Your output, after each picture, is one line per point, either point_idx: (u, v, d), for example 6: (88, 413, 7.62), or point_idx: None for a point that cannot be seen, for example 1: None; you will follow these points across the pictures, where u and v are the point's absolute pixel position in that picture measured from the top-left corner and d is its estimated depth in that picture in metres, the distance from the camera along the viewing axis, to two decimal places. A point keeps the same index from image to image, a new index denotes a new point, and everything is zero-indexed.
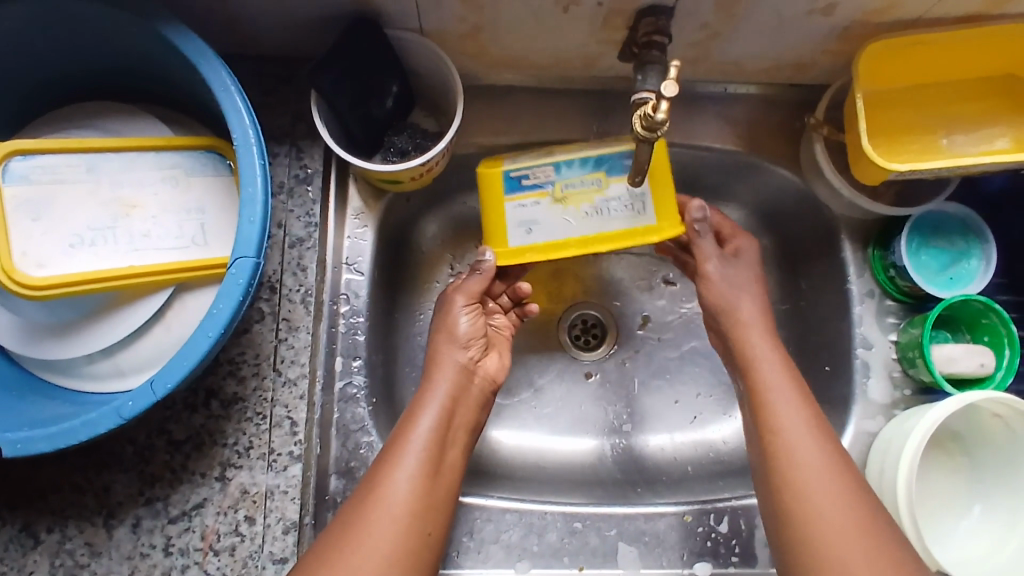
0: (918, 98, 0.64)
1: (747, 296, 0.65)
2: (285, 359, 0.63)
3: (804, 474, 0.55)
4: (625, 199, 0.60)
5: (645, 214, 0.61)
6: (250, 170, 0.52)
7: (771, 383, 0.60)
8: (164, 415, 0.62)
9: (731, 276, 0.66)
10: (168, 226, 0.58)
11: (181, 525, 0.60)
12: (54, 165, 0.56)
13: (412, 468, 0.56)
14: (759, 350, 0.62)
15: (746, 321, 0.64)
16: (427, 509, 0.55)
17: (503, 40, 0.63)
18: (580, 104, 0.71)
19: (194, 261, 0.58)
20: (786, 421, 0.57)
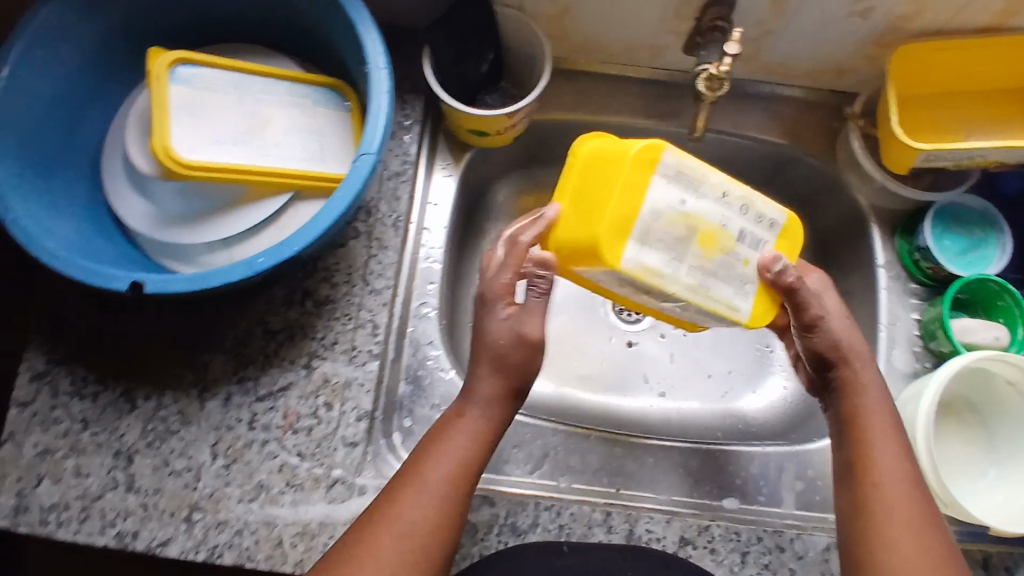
0: (942, 101, 0.74)
1: (849, 337, 0.63)
2: (373, 272, 0.71)
3: (897, 531, 0.54)
4: (740, 276, 0.57)
5: (743, 305, 0.58)
6: (380, 89, 0.62)
7: (880, 418, 0.60)
8: (264, 307, 0.69)
9: (834, 306, 0.64)
10: (294, 140, 0.67)
11: (267, 404, 0.67)
12: (209, 76, 0.66)
13: (438, 481, 0.56)
14: (863, 378, 0.62)
15: (854, 349, 0.63)
16: (450, 516, 0.56)
17: (587, 23, 0.75)
18: (645, 90, 0.81)
19: (311, 171, 0.67)
20: (881, 452, 0.58)
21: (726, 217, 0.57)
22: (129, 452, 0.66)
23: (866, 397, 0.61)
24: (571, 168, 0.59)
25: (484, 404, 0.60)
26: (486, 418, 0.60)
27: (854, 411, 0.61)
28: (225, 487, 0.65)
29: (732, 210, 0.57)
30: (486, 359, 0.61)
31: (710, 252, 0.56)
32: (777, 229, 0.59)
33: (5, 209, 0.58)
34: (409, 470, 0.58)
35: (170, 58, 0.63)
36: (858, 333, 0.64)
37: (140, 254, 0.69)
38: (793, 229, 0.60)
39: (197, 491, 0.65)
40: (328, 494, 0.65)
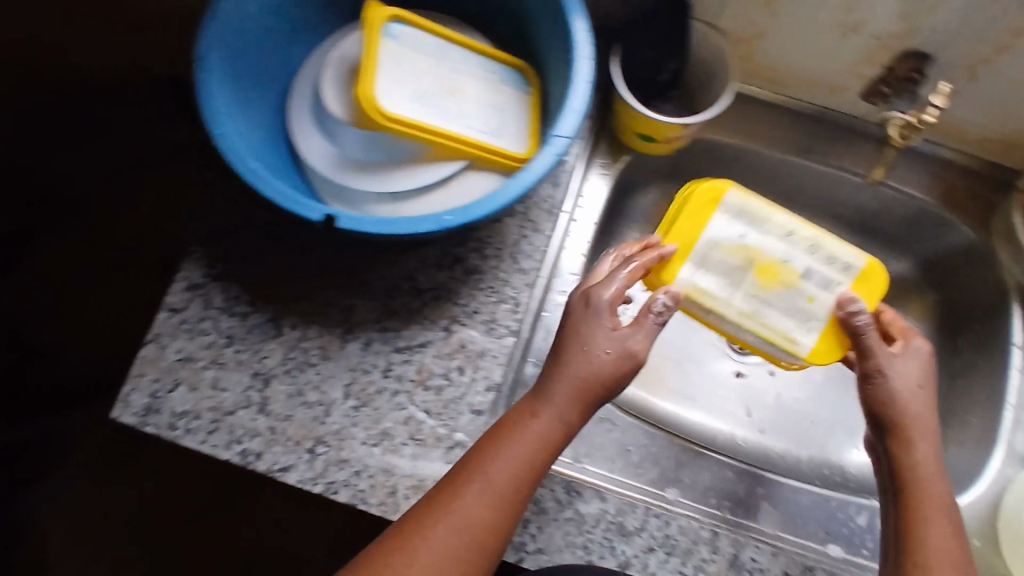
0: None
1: (925, 405, 0.60)
2: (523, 252, 0.73)
3: None
4: (802, 311, 0.65)
5: (803, 340, 0.65)
6: (584, 73, 0.62)
7: (940, 492, 0.58)
8: (415, 265, 0.71)
9: (906, 371, 0.61)
10: (479, 112, 0.70)
11: (404, 356, 0.69)
12: (417, 36, 0.68)
13: (496, 490, 0.55)
14: (925, 446, 0.59)
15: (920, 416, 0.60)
16: (500, 523, 0.55)
17: (773, 52, 0.75)
18: (809, 127, 0.82)
19: (490, 143, 0.68)
20: (934, 530, 0.56)
21: (789, 253, 0.66)
22: (267, 375, 0.68)
23: (917, 469, 0.59)
24: (686, 203, 0.66)
25: (557, 413, 0.57)
26: (556, 427, 0.57)
27: (910, 484, 0.58)
28: (352, 427, 0.67)
29: (796, 249, 0.66)
30: (574, 367, 0.58)
31: (768, 282, 0.66)
32: (852, 273, 0.65)
33: (216, 123, 0.60)
34: (464, 469, 0.56)
35: (387, 14, 0.66)
36: (928, 396, 0.60)
37: (310, 191, 0.72)
38: (878, 279, 0.66)
39: (324, 425, 0.67)
40: (447, 454, 0.67)
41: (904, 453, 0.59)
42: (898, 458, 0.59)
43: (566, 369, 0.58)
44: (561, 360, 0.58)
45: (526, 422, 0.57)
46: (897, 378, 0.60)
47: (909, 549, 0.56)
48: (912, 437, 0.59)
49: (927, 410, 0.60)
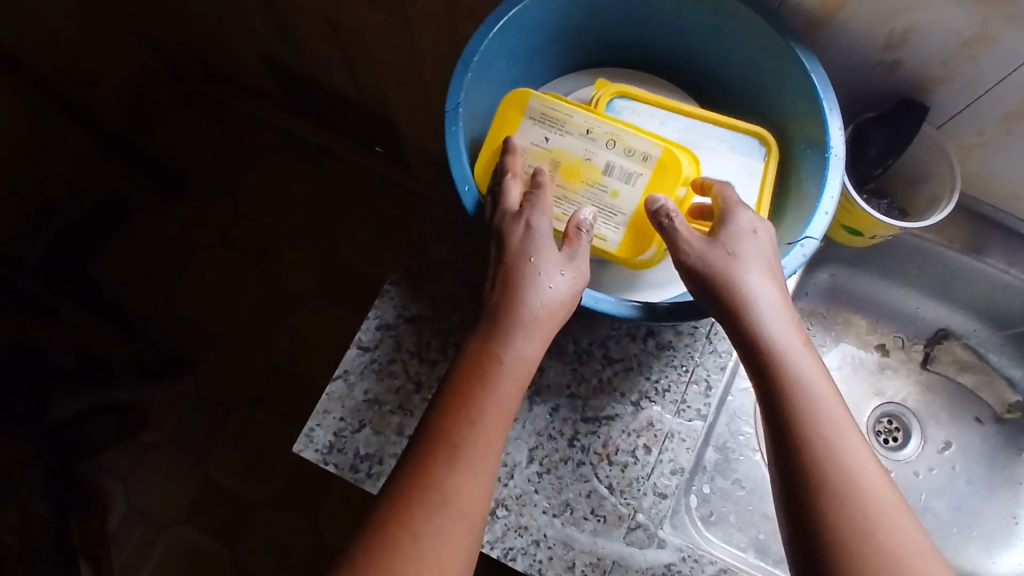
0: None
1: (778, 332, 0.53)
2: (718, 333, 0.70)
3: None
4: (607, 208, 0.63)
5: (607, 236, 0.63)
6: (833, 176, 0.61)
7: (854, 456, 0.49)
8: (609, 332, 0.70)
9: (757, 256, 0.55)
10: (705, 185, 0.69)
11: (590, 427, 0.67)
12: (640, 110, 0.70)
13: (476, 477, 0.51)
14: (821, 387, 0.51)
15: (773, 308, 0.53)
16: (474, 512, 0.50)
17: (993, 161, 0.73)
18: (1002, 237, 0.80)
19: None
20: (900, 533, 0.47)
21: (592, 152, 0.64)
22: None
23: (827, 442, 0.49)
24: (502, 110, 0.65)
25: (519, 376, 0.54)
26: (514, 392, 0.53)
27: (808, 438, 0.49)
28: (533, 493, 0.65)
29: (595, 145, 0.64)
30: (522, 301, 0.54)
31: (570, 185, 0.64)
32: (649, 162, 0.63)
33: (463, 181, 0.60)
34: (449, 458, 0.51)
35: (610, 92, 0.70)
36: (791, 321, 0.54)
37: None
38: (675, 175, 0.63)
39: (506, 489, 0.65)
40: (627, 535, 0.65)
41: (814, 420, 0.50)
42: (811, 421, 0.50)
43: (539, 319, 0.55)
44: (511, 296, 0.55)
45: (490, 380, 0.53)
46: (727, 269, 0.54)
47: (838, 487, 0.48)
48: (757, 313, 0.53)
49: (795, 340, 0.53)
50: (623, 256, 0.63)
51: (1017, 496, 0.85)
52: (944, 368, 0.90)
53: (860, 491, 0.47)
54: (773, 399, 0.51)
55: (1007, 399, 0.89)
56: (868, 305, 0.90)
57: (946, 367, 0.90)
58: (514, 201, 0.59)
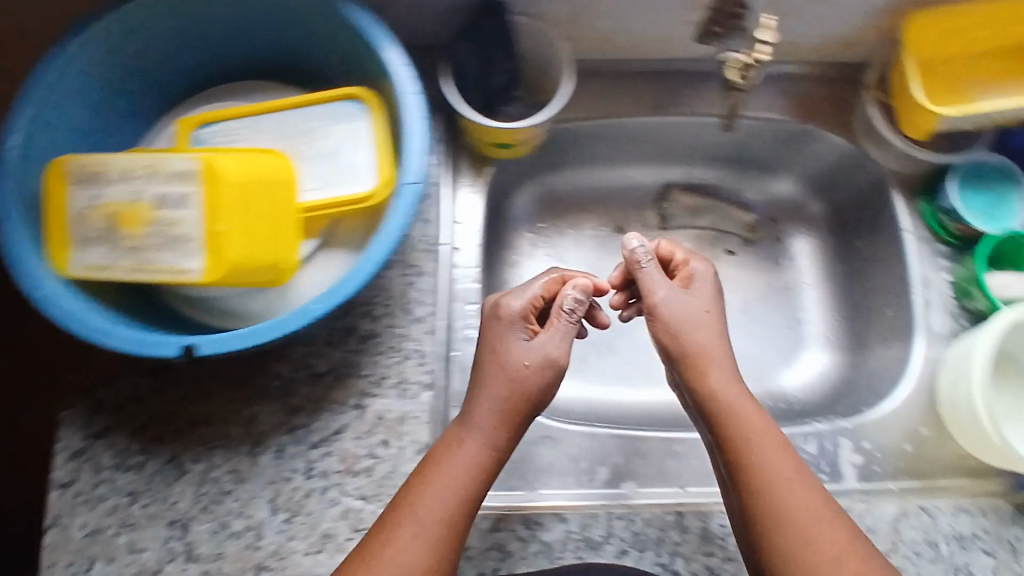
0: (958, 66, 0.72)
1: (718, 376, 0.62)
2: (412, 300, 0.68)
3: (800, 527, 0.55)
4: (175, 238, 0.56)
5: (188, 265, 0.56)
6: (413, 111, 0.58)
7: (783, 474, 0.57)
8: (305, 350, 0.67)
9: (676, 307, 0.64)
10: (315, 171, 0.62)
11: (321, 450, 0.65)
12: (227, 128, 0.63)
13: (438, 518, 0.55)
14: (739, 402, 0.61)
15: (706, 349, 0.63)
16: (450, 545, 0.55)
17: (598, 21, 0.72)
18: (657, 85, 0.80)
19: (334, 200, 0.61)
20: (793, 499, 0.56)
21: (140, 190, 0.56)
22: (185, 519, 0.63)
23: (776, 472, 0.57)
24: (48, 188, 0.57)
25: (480, 441, 0.59)
26: (483, 453, 0.58)
27: (749, 466, 0.58)
28: (290, 541, 0.63)
29: (140, 182, 0.56)
30: (496, 389, 0.60)
31: (133, 230, 0.56)
32: (193, 177, 0.56)
33: (34, 285, 0.54)
34: (397, 514, 0.56)
35: (189, 126, 0.63)
36: (714, 330, 0.64)
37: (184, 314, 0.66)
38: (225, 180, 0.56)
39: (261, 549, 0.62)
40: None
41: (756, 446, 0.59)
42: (739, 450, 0.59)
43: (489, 396, 0.60)
44: (475, 396, 0.60)
45: (441, 459, 0.58)
46: (681, 326, 0.63)
47: (767, 468, 0.57)
48: (701, 366, 0.62)
49: (726, 385, 0.62)
50: (213, 279, 0.56)
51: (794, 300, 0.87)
52: (684, 223, 0.90)
53: (767, 482, 0.57)
54: (705, 413, 0.62)
55: (745, 221, 0.90)
56: (585, 197, 0.90)
57: (683, 218, 0.90)
58: (512, 326, 0.62)
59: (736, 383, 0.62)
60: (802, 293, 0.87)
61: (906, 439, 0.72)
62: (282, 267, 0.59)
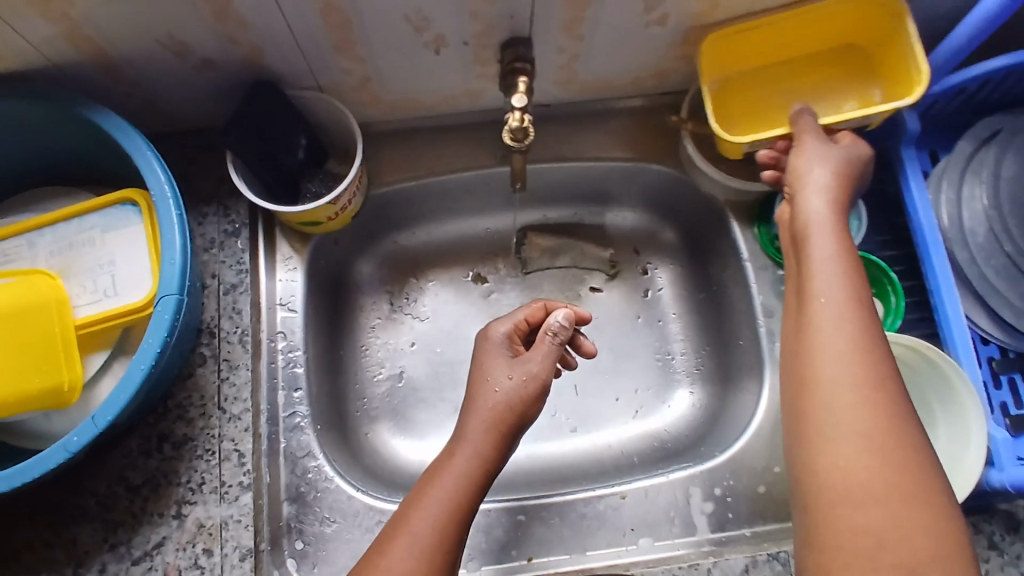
0: (762, 78, 0.71)
1: (818, 195, 0.60)
2: (228, 397, 0.67)
3: (830, 442, 0.50)
4: None
5: None
6: (168, 218, 0.58)
7: (826, 342, 0.53)
8: (122, 462, 0.65)
9: (818, 156, 0.61)
10: (85, 283, 0.62)
11: (144, 566, 0.63)
12: (5, 248, 0.63)
13: (427, 532, 0.56)
14: (822, 242, 0.57)
15: (814, 220, 0.59)
16: (442, 553, 0.56)
17: (391, 87, 0.70)
18: (480, 136, 0.78)
19: (111, 310, 0.60)
20: (832, 375, 0.52)
21: None
22: None
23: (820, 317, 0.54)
24: None
25: (468, 465, 0.60)
26: (474, 455, 0.61)
27: (809, 377, 0.53)
28: None
29: None
30: (479, 420, 0.63)
31: None
32: None
33: None
34: (374, 551, 0.56)
35: None
36: (840, 203, 0.60)
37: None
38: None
39: None
40: None
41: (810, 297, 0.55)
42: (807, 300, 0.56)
43: (478, 418, 0.63)
44: (467, 422, 0.63)
45: (435, 479, 0.60)
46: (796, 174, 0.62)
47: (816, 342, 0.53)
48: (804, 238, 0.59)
49: (818, 216, 0.59)
50: None
51: (664, 334, 0.85)
52: (543, 267, 0.88)
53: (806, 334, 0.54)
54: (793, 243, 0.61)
55: (608, 257, 0.87)
56: (440, 253, 0.88)
57: (541, 258, 0.88)
58: (493, 351, 0.67)
59: (833, 207, 0.60)
60: (670, 325, 0.86)
61: (759, 480, 0.68)
62: (65, 386, 0.57)
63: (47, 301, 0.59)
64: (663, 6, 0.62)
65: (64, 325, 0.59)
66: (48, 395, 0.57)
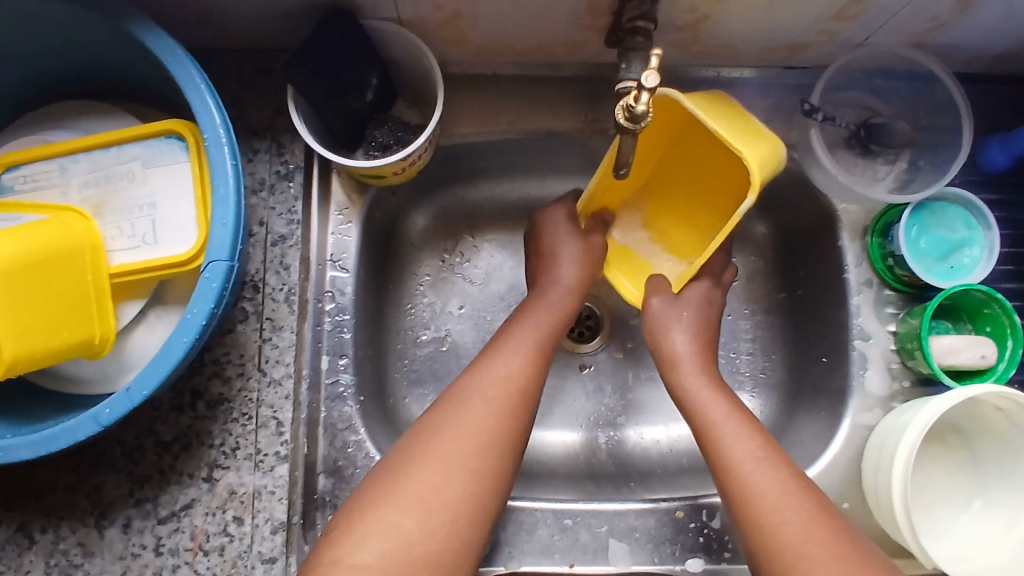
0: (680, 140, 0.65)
1: (740, 441, 0.57)
2: (269, 359, 0.62)
3: (785, 541, 0.52)
4: None
5: None
6: (222, 169, 0.51)
7: (741, 455, 0.56)
8: (151, 415, 0.61)
9: (665, 313, 0.65)
10: (123, 225, 0.56)
11: (171, 525, 0.60)
12: (35, 171, 0.57)
13: (478, 426, 0.55)
14: (741, 450, 0.57)
15: (717, 426, 0.59)
16: (496, 441, 0.55)
17: (483, 26, 0.61)
18: (570, 91, 0.69)
19: (152, 261, 0.54)
20: (764, 488, 0.54)
21: None
22: None
23: (739, 457, 0.56)
24: None
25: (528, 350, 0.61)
26: (532, 339, 0.62)
27: (753, 510, 0.54)
28: None
29: None
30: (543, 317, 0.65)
31: None
32: None
33: None
34: (416, 441, 0.55)
35: None
36: (737, 411, 0.60)
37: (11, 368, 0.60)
38: None
39: None
40: None
41: (717, 443, 0.58)
42: (712, 440, 0.58)
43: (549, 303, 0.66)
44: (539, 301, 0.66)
45: (479, 370, 0.59)
46: (663, 328, 0.64)
47: (750, 502, 0.54)
48: (718, 443, 0.58)
49: (705, 386, 0.62)
50: None
51: (735, 329, 0.77)
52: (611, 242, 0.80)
53: (722, 466, 0.57)
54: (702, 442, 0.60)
55: None
56: (501, 210, 0.79)
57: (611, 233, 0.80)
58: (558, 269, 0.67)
59: (694, 344, 0.65)
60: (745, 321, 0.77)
61: (843, 497, 0.64)
62: (96, 340, 0.53)
63: (80, 244, 0.53)
64: None
65: (97, 274, 0.53)
66: (77, 348, 0.53)
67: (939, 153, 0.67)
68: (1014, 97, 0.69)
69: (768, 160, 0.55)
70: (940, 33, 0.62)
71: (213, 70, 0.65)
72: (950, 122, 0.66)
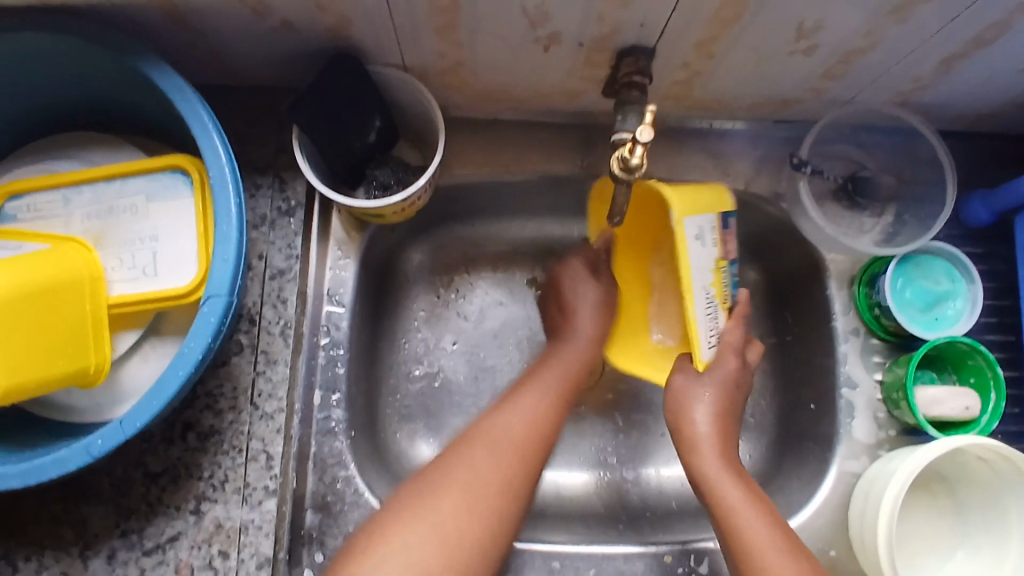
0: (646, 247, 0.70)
1: (748, 509, 0.58)
2: (262, 393, 0.62)
3: None
4: None
5: None
6: (225, 206, 0.52)
7: (743, 521, 0.57)
8: (141, 446, 0.61)
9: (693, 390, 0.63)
10: (123, 256, 0.56)
11: (155, 558, 0.59)
12: (38, 201, 0.58)
13: (493, 471, 0.56)
14: (742, 513, 0.58)
15: (735, 505, 0.58)
16: (512, 493, 0.56)
17: (483, 74, 0.63)
18: (566, 137, 0.71)
19: (151, 293, 0.55)
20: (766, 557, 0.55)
21: None
22: None
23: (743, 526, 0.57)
24: None
25: (544, 398, 0.63)
26: (555, 390, 0.64)
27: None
28: None
29: None
30: (557, 361, 0.67)
31: None
32: None
33: None
34: (439, 474, 0.56)
35: None
36: (737, 473, 0.61)
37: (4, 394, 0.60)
38: None
39: None
40: None
41: (727, 511, 0.58)
42: (725, 517, 0.59)
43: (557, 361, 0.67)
44: (561, 340, 0.68)
45: (505, 410, 0.61)
46: (685, 406, 0.63)
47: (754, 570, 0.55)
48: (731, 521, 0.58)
49: (723, 470, 0.61)
50: None
51: None
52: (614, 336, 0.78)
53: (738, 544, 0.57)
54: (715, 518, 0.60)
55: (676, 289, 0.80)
56: (497, 248, 0.81)
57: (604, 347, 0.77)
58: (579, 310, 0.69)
59: (716, 423, 0.62)
60: None
61: (830, 545, 0.65)
62: (91, 369, 0.54)
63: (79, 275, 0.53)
64: (817, 36, 0.55)
65: (96, 304, 0.54)
66: (71, 377, 0.53)
67: (924, 207, 0.69)
68: (994, 155, 0.71)
69: (705, 202, 0.56)
70: (925, 93, 0.64)
71: (218, 107, 0.67)
72: (933, 178, 0.68)
